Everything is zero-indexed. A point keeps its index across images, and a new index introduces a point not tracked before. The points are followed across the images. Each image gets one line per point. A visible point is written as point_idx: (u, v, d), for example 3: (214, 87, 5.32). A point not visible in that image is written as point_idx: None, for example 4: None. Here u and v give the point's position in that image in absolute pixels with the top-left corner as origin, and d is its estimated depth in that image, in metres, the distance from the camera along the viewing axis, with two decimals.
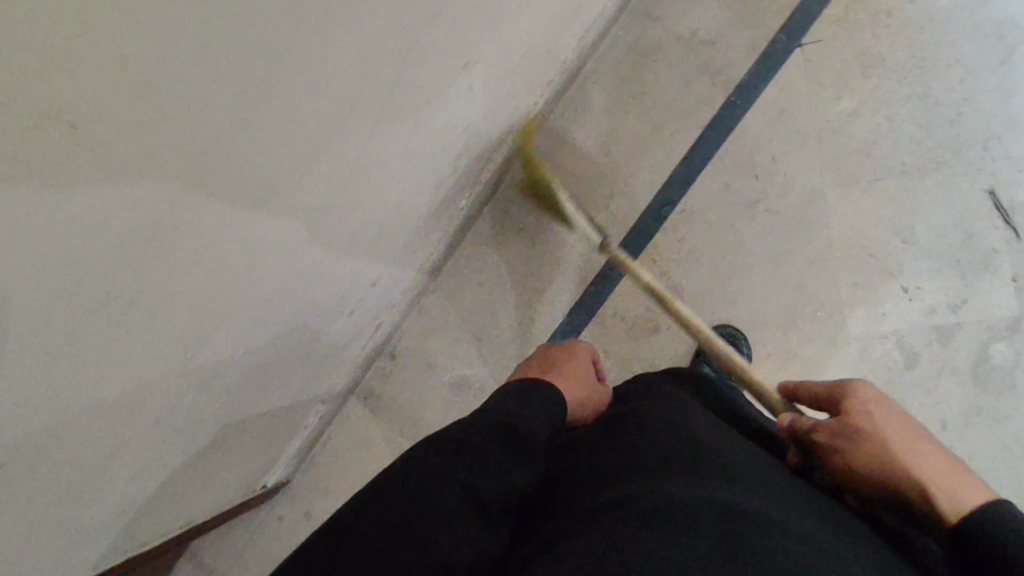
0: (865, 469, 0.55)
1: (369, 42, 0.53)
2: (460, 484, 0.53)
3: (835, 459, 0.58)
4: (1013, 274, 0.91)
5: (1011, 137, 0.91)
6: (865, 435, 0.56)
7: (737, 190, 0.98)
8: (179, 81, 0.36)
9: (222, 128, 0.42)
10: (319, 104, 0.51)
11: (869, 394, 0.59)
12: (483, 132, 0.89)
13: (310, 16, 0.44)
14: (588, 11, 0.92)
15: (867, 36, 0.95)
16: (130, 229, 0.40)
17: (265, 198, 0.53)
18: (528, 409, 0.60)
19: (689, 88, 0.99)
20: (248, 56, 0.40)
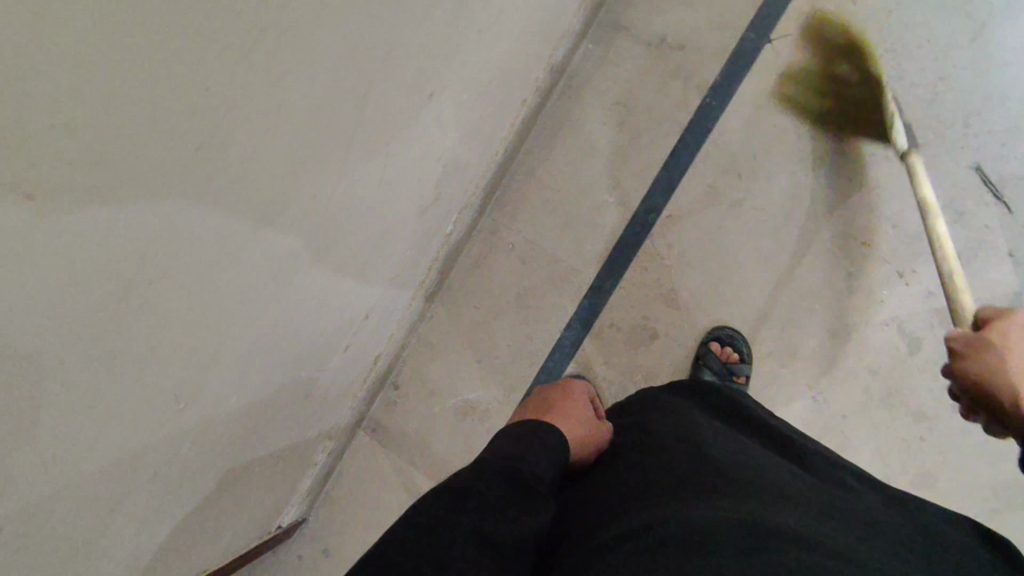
0: (973, 375, 0.57)
1: (327, 96, 0.55)
2: (474, 532, 0.52)
3: (955, 367, 0.60)
4: (1010, 249, 0.89)
5: (991, 112, 0.90)
6: (990, 347, 0.56)
7: (721, 191, 0.97)
8: (128, 152, 0.37)
9: (181, 193, 0.43)
10: (280, 159, 0.53)
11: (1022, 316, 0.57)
12: (461, 159, 0.90)
13: (262, 78, 0.45)
14: (554, 29, 0.94)
15: (836, 25, 0.95)
16: (99, 292, 0.41)
17: (236, 253, 0.54)
18: (532, 452, 0.62)
19: (664, 95, 1.00)
20: (207, 114, 0.42)
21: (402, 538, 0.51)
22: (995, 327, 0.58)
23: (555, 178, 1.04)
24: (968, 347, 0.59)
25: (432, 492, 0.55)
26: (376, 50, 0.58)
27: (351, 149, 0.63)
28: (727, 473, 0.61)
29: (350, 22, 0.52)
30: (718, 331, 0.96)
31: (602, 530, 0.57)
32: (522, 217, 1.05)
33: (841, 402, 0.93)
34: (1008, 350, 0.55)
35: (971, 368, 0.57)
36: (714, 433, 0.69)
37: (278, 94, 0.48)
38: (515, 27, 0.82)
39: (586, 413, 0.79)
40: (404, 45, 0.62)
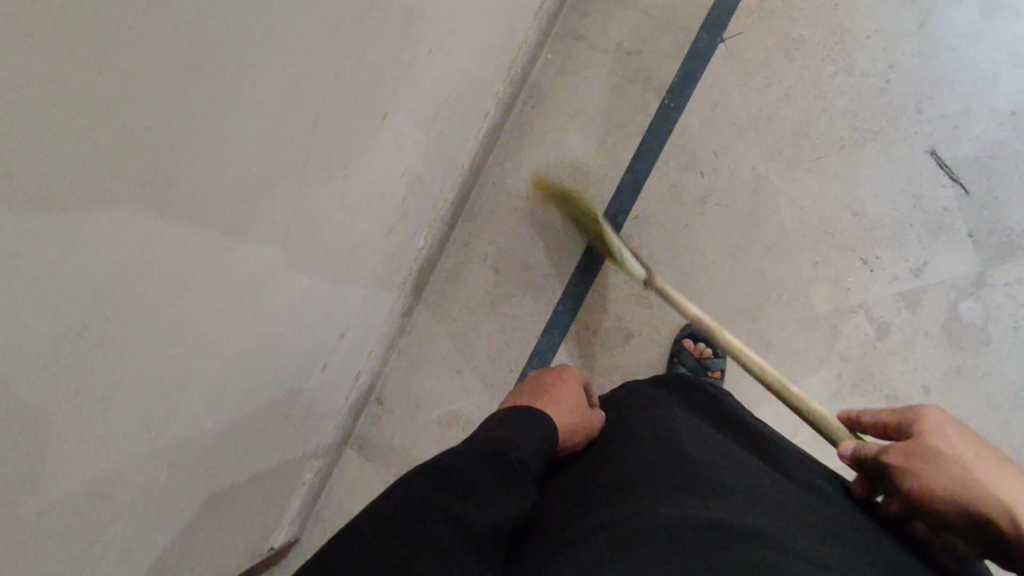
0: (945, 497, 0.50)
1: (281, 124, 0.56)
2: (453, 517, 0.50)
3: (906, 486, 0.53)
4: (968, 230, 0.90)
5: (942, 96, 0.91)
6: (941, 459, 0.52)
7: (685, 189, 0.99)
8: (77, 192, 0.38)
9: (128, 234, 0.44)
10: (237, 188, 0.54)
11: (938, 416, 0.55)
12: (426, 174, 0.92)
13: (213, 110, 0.46)
14: (509, 43, 0.96)
15: (786, 20, 0.97)
16: (59, 329, 0.42)
17: (197, 281, 0.55)
18: (522, 437, 0.58)
19: (623, 99, 1.02)
20: (156, 148, 0.43)
21: (379, 517, 0.49)
22: (924, 432, 0.54)
23: (522, 187, 1.05)
24: (915, 461, 0.53)
25: (415, 473, 0.53)
26: (324, 79, 0.59)
27: (309, 174, 0.64)
28: (700, 468, 0.61)
29: (298, 56, 0.53)
30: (691, 328, 0.98)
31: (571, 528, 0.56)
32: (493, 227, 1.06)
33: (815, 391, 0.94)
34: (969, 461, 0.50)
35: (936, 488, 0.51)
36: (682, 425, 0.70)
37: (226, 130, 0.49)
38: (466, 45, 0.84)
39: (577, 397, 0.74)
40: (353, 71, 0.63)
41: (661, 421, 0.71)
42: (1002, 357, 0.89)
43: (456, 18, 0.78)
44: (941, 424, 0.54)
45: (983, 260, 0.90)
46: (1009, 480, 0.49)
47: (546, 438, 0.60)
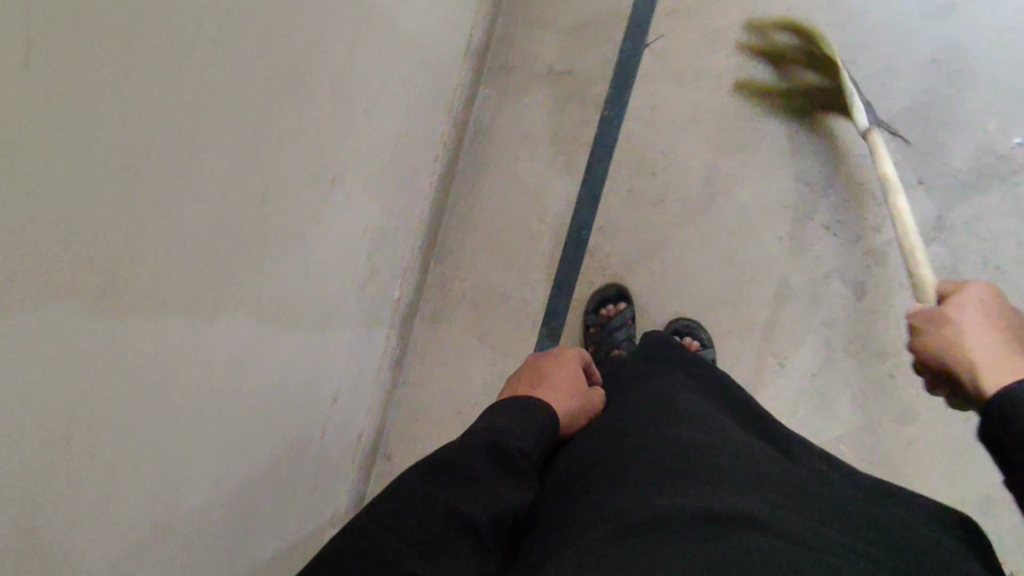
0: (930, 349, 0.54)
1: (233, 204, 0.57)
2: (453, 509, 0.52)
3: (909, 341, 0.57)
4: (918, 179, 0.92)
5: (864, 58, 0.95)
6: (940, 317, 0.54)
7: (642, 192, 1.01)
8: (35, 304, 0.38)
9: (95, 343, 0.45)
10: (200, 272, 0.55)
11: (975, 285, 0.55)
12: (388, 226, 0.94)
13: (162, 197, 0.47)
14: (445, 86, 0.99)
15: (701, 18, 1.01)
16: (43, 441, 0.42)
17: (176, 371, 0.55)
18: (526, 426, 0.61)
19: (564, 118, 1.05)
20: (110, 247, 0.43)
21: (382, 516, 0.51)
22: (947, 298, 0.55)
23: (485, 220, 1.07)
24: (920, 318, 0.56)
25: (419, 468, 0.55)
26: (266, 154, 0.61)
27: (269, 247, 0.66)
28: (706, 451, 0.60)
29: (237, 137, 0.55)
30: (674, 324, 0.98)
31: (582, 516, 0.55)
32: (465, 264, 1.08)
33: (807, 362, 0.95)
34: (962, 320, 0.52)
35: (922, 340, 0.55)
36: (680, 400, 0.69)
37: (183, 220, 0.50)
38: (401, 97, 0.87)
39: (576, 375, 0.75)
40: (292, 141, 0.65)
41: (656, 401, 0.70)
42: None
43: (386, 73, 0.81)
44: (967, 291, 0.54)
45: (939, 205, 0.92)
46: (987, 334, 0.50)
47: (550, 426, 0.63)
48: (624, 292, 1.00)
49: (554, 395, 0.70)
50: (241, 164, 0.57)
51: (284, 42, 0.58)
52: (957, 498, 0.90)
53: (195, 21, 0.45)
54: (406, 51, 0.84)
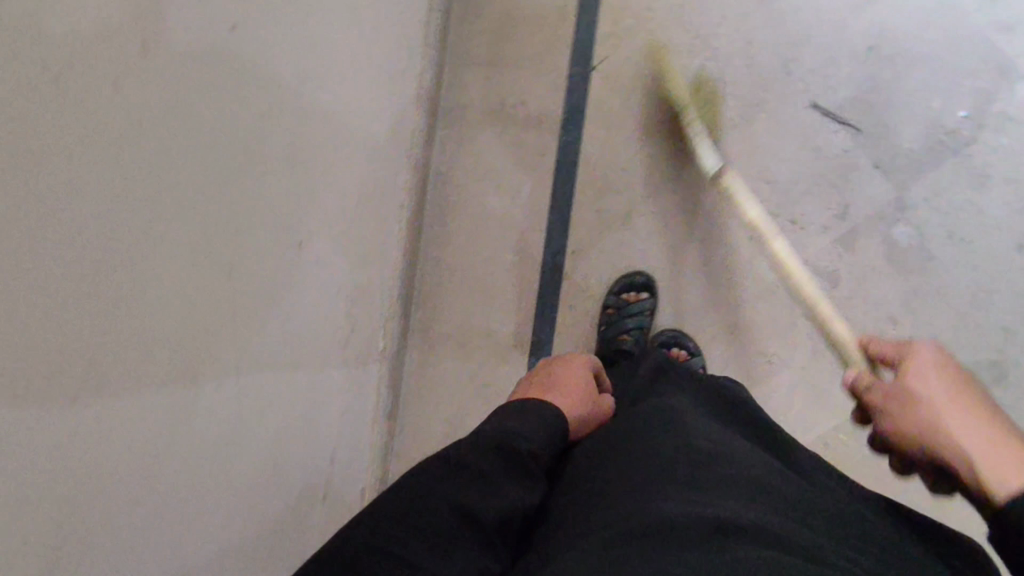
0: (910, 437, 0.53)
1: (205, 283, 0.57)
2: (462, 507, 0.52)
3: (882, 424, 0.56)
4: (874, 162, 0.94)
5: (802, 53, 0.97)
6: (915, 402, 0.52)
7: (609, 211, 1.02)
8: (7, 422, 0.38)
9: (76, 451, 0.44)
10: (179, 355, 0.54)
11: (929, 357, 0.54)
12: (362, 278, 0.94)
13: (127, 289, 0.47)
14: (402, 134, 1.00)
15: (641, 33, 1.03)
16: (35, 557, 0.41)
17: (167, 459, 0.54)
18: (535, 425, 0.59)
19: (523, 149, 1.06)
20: (77, 348, 0.43)
21: (392, 514, 0.51)
22: (908, 374, 0.54)
23: (459, 258, 1.08)
24: (891, 401, 0.55)
25: (429, 462, 0.55)
26: (233, 231, 0.61)
27: (246, 322, 0.65)
28: (713, 456, 0.60)
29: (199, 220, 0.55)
30: (661, 336, 0.99)
31: (578, 526, 0.55)
32: (446, 305, 1.08)
33: (795, 355, 0.96)
34: (940, 407, 0.51)
35: (900, 428, 0.53)
36: (683, 407, 0.69)
37: (153, 306, 0.50)
38: (358, 151, 0.87)
39: (583, 380, 0.75)
40: (254, 216, 0.65)
41: (655, 404, 0.70)
42: (948, 267, 0.92)
43: (339, 132, 0.82)
44: (925, 367, 0.53)
45: (898, 184, 0.93)
46: (970, 426, 0.49)
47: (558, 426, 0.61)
48: (650, 285, 0.99)
49: (563, 399, 0.70)
50: (207, 243, 0.57)
51: (230, 125, 0.59)
52: None
53: (135, 120, 0.46)
54: (356, 106, 0.85)
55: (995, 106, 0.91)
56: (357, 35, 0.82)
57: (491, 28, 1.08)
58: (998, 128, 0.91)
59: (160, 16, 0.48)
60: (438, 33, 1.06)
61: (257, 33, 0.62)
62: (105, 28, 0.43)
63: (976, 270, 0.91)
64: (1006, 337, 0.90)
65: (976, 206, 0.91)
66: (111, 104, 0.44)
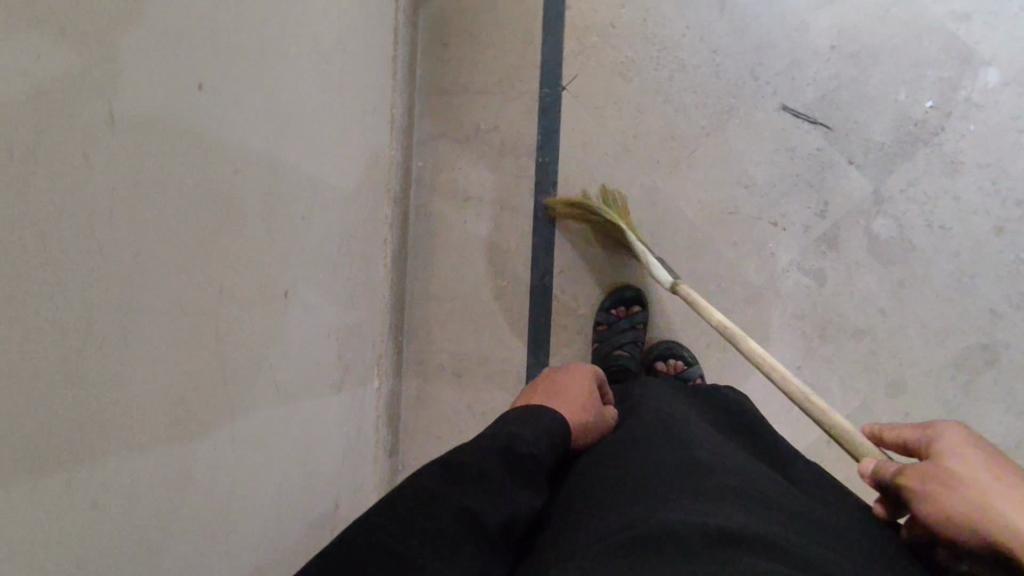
0: (954, 517, 0.48)
1: (183, 345, 0.58)
2: (464, 510, 0.52)
3: (918, 510, 0.51)
4: (848, 158, 0.95)
5: (767, 58, 0.98)
6: (955, 480, 0.49)
7: (592, 229, 1.03)
8: None
9: (55, 527, 0.45)
10: (159, 421, 0.55)
11: (959, 438, 0.52)
12: (351, 319, 0.93)
13: (100, 365, 0.48)
14: (378, 170, 0.99)
15: (608, 50, 1.04)
16: None
17: (150, 530, 0.54)
18: (537, 429, 0.59)
19: (501, 174, 1.06)
20: (49, 429, 0.43)
21: (396, 513, 0.51)
22: (941, 455, 0.52)
23: (447, 288, 1.07)
24: (927, 482, 0.51)
25: (438, 463, 0.55)
26: (211, 292, 0.61)
27: (229, 382, 0.65)
28: (719, 467, 0.60)
29: (173, 286, 0.56)
30: (655, 349, 0.99)
31: (578, 538, 0.54)
32: (438, 336, 1.07)
33: (789, 356, 0.96)
34: (983, 485, 0.48)
35: (944, 508, 0.49)
36: (686, 419, 0.69)
37: (129, 376, 0.51)
38: (336, 193, 0.87)
39: (587, 392, 0.74)
40: (232, 274, 0.65)
41: (654, 415, 0.70)
42: (931, 255, 0.93)
43: (315, 177, 0.81)
44: (959, 447, 0.51)
45: (873, 178, 0.95)
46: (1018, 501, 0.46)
47: (559, 430, 0.61)
48: (640, 297, 0.99)
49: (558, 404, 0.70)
50: (182, 306, 0.57)
51: (200, 187, 0.59)
52: None
53: (104, 195, 0.47)
54: (330, 149, 0.84)
55: (960, 94, 0.93)
56: (325, 78, 0.82)
57: (458, 56, 1.08)
58: (965, 116, 0.93)
59: (124, 91, 0.49)
60: (405, 66, 1.06)
61: (223, 91, 0.62)
62: (65, 108, 0.44)
63: (958, 256, 0.92)
64: (992, 320, 0.91)
65: (952, 192, 0.92)
66: (74, 186, 0.45)
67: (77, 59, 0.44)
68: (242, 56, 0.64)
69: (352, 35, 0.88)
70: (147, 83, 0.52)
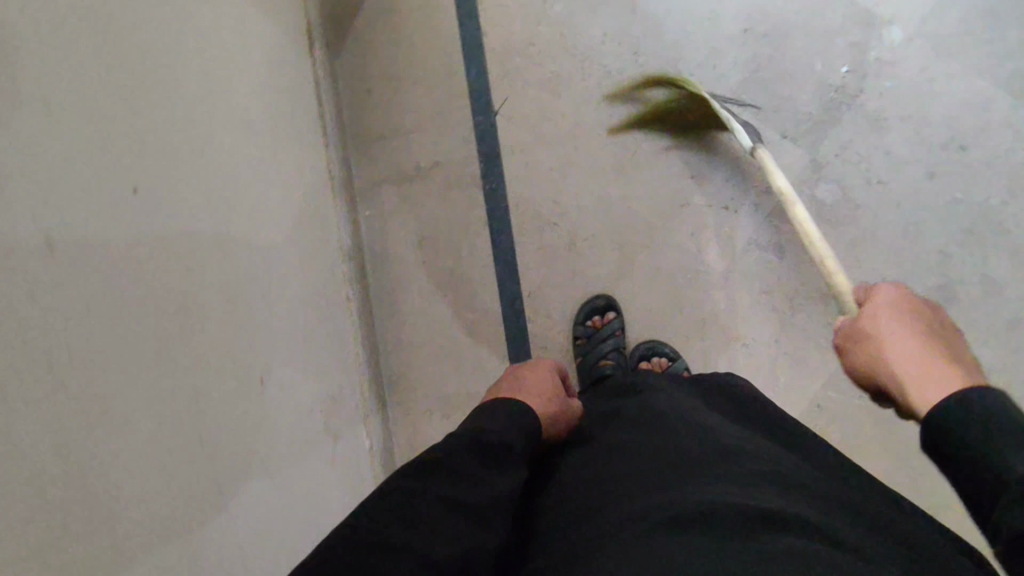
0: (864, 368, 0.56)
1: (165, 454, 0.54)
2: (444, 496, 0.52)
3: (848, 366, 0.59)
4: (782, 133, 0.99)
5: (685, 51, 1.01)
6: (867, 337, 0.56)
7: (553, 246, 1.03)
8: None
9: None
10: (156, 544, 0.51)
11: (887, 299, 0.58)
12: (331, 385, 0.90)
13: (81, 505, 0.45)
14: (328, 229, 0.97)
15: (532, 69, 1.04)
16: None
17: None
18: (505, 420, 0.59)
19: (451, 208, 1.05)
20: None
21: (377, 510, 0.50)
22: (865, 315, 0.58)
23: (420, 332, 1.05)
24: (850, 340, 0.58)
25: (411, 463, 0.54)
26: (184, 393, 0.58)
27: (221, 481, 0.61)
28: (733, 448, 0.58)
29: (144, 397, 0.52)
30: (638, 351, 0.99)
31: (606, 537, 0.51)
32: (421, 382, 1.05)
33: (765, 331, 0.98)
34: (886, 339, 0.54)
35: (859, 362, 0.56)
36: (695, 407, 0.68)
37: (113, 505, 0.47)
38: (291, 262, 0.84)
39: (552, 379, 0.71)
40: (202, 367, 0.61)
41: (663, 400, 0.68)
42: (878, 210, 0.96)
43: (268, 251, 0.78)
44: (882, 308, 0.57)
45: (809, 147, 0.98)
46: (906, 348, 0.52)
47: (527, 420, 0.60)
48: (613, 303, 1.00)
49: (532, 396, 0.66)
50: (157, 416, 0.54)
51: (152, 287, 0.56)
52: None
53: (57, 327, 0.45)
54: (277, 220, 0.82)
55: (871, 54, 0.97)
56: (257, 150, 0.79)
57: (384, 101, 1.07)
58: (879, 74, 0.97)
59: (59, 214, 0.46)
60: (334, 120, 1.04)
61: (159, 186, 0.59)
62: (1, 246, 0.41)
63: (901, 206, 0.96)
64: (944, 260, 0.95)
65: (883, 148, 0.97)
66: (21, 324, 0.42)
67: (5, 193, 0.41)
68: (172, 146, 0.62)
69: (276, 101, 0.86)
70: (82, 198, 0.49)
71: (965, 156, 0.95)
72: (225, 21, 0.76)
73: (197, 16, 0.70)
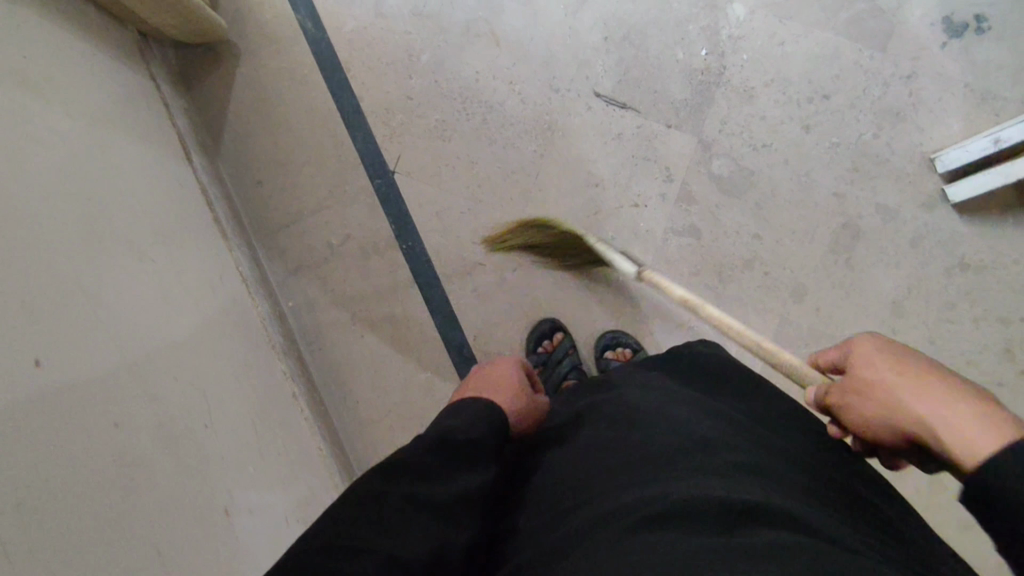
0: (881, 424, 0.51)
1: None
2: (415, 495, 0.48)
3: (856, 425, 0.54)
4: (665, 122, 1.03)
5: (556, 70, 1.04)
6: (872, 389, 0.52)
7: (484, 285, 1.03)
8: None
9: None
10: None
11: (868, 343, 0.55)
12: (301, 490, 0.86)
13: None
14: (255, 333, 0.93)
15: (417, 121, 1.05)
16: None
17: None
18: (468, 415, 0.55)
19: (374, 276, 1.04)
20: None
21: (347, 515, 0.47)
22: (856, 365, 0.54)
23: (377, 407, 1.03)
24: (852, 396, 0.54)
25: (383, 461, 0.50)
26: (142, 557, 0.54)
27: None
28: (700, 432, 0.58)
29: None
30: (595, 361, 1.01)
31: (582, 530, 0.50)
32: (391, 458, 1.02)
33: (705, 310, 1.01)
34: (892, 387, 0.50)
35: (870, 418, 0.52)
36: (663, 392, 0.68)
37: None
38: (226, 379, 0.80)
39: (520, 377, 0.71)
40: (155, 522, 0.57)
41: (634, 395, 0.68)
42: (770, 172, 1.02)
43: (198, 375, 0.75)
44: (872, 353, 0.53)
45: (694, 130, 1.03)
46: (919, 393, 0.48)
47: (496, 413, 0.56)
48: (557, 324, 1.01)
49: (493, 393, 0.65)
50: None
51: (80, 458, 0.52)
52: (878, 320, 1.00)
53: None
54: (199, 343, 0.78)
55: (723, 33, 1.03)
56: (158, 278, 0.75)
57: (278, 190, 1.05)
58: (735, 49, 1.03)
59: None
60: (231, 222, 1.01)
61: (64, 352, 0.55)
62: None
63: (789, 163, 1.02)
64: (840, 201, 1.01)
65: (758, 114, 1.03)
66: None
67: None
68: (65, 304, 0.58)
69: (165, 221, 0.83)
70: None
71: (830, 104, 1.02)
72: (91, 157, 0.72)
73: (60, 161, 0.66)
